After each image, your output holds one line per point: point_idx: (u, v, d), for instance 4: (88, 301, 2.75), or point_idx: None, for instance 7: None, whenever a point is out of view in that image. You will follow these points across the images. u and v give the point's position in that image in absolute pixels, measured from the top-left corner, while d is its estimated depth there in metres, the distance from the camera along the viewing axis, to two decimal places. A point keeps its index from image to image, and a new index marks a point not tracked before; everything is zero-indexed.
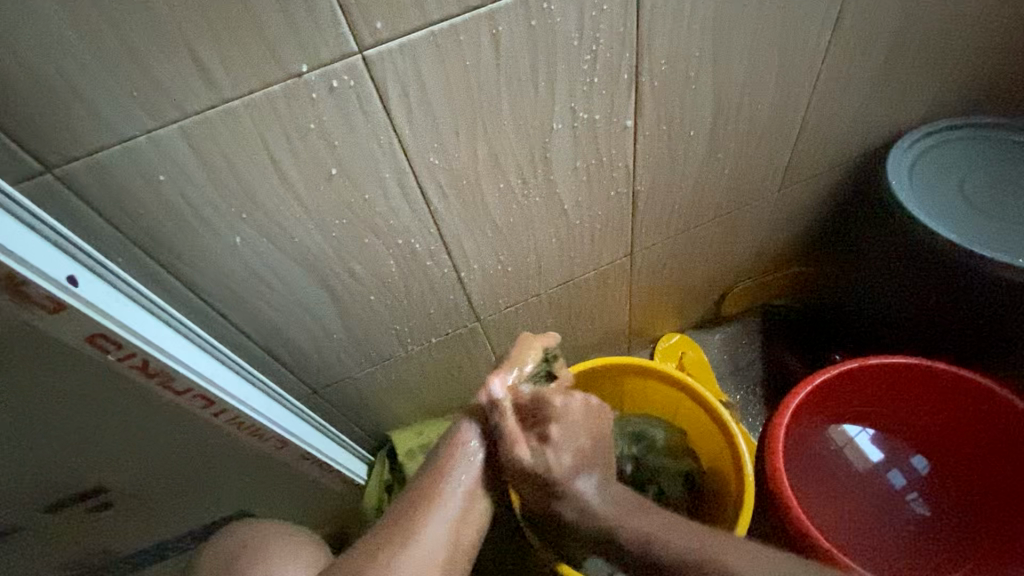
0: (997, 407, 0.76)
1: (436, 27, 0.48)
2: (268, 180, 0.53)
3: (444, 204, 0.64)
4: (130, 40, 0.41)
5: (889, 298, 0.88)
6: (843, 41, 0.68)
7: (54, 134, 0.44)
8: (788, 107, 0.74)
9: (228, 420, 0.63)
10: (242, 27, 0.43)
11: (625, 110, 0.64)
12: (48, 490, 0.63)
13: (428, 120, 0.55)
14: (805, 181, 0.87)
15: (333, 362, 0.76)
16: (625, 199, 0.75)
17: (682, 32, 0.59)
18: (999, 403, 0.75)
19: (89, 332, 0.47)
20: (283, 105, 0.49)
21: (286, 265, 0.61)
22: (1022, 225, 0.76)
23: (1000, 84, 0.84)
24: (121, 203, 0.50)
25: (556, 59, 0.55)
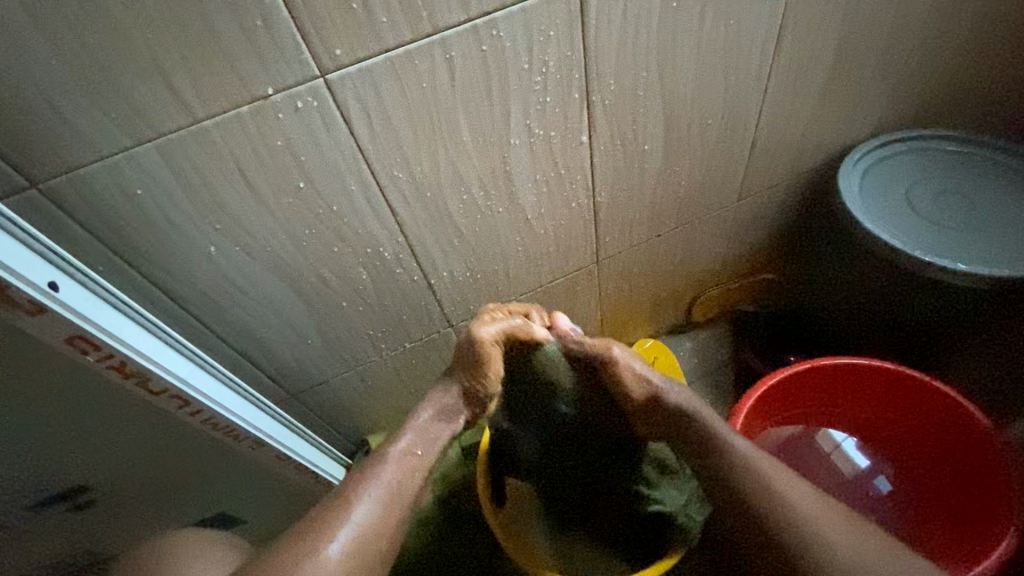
0: (964, 416, 0.78)
1: (391, 52, 0.53)
2: (240, 192, 0.57)
3: (410, 214, 0.68)
4: (108, 67, 0.46)
5: (848, 304, 0.91)
6: (785, 60, 0.73)
7: (38, 151, 0.48)
8: (739, 122, 0.78)
9: (204, 421, 0.66)
10: (211, 55, 0.47)
11: (579, 126, 0.68)
12: (31, 489, 0.66)
13: (391, 137, 0.59)
14: (763, 192, 0.91)
15: (310, 366, 0.80)
16: (586, 209, 0.79)
17: (628, 54, 0.63)
18: (965, 412, 0.78)
19: (69, 334, 0.51)
20: (251, 123, 0.53)
21: (260, 273, 0.65)
22: (962, 231, 0.80)
23: (945, 98, 0.88)
24: (101, 215, 0.54)
25: (508, 80, 0.60)
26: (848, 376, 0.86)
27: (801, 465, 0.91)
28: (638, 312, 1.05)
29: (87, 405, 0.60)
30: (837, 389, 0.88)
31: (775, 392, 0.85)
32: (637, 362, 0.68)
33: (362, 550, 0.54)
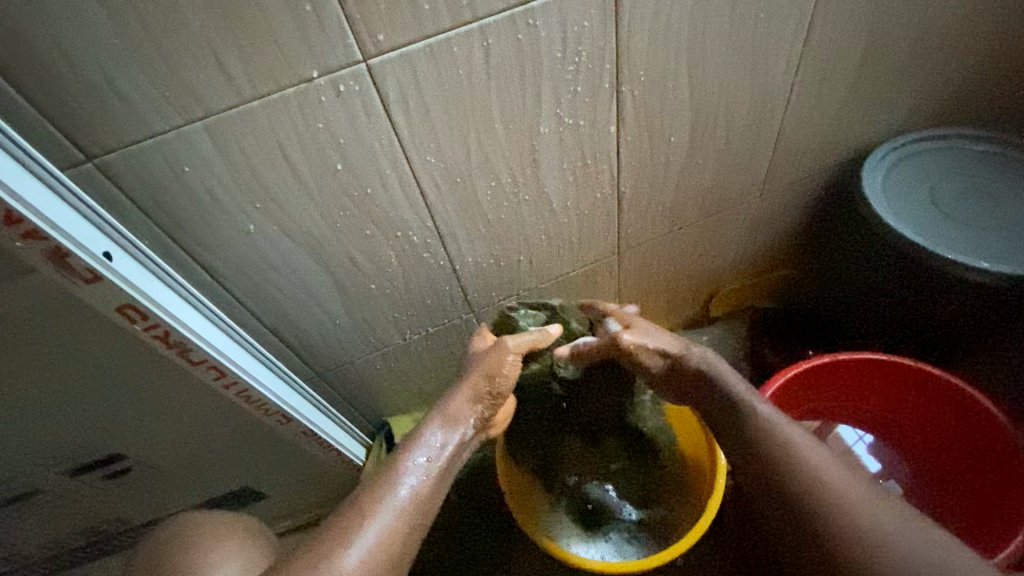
0: (984, 414, 0.79)
1: (431, 39, 0.54)
2: (281, 173, 0.59)
3: (440, 200, 0.70)
4: (165, 47, 0.48)
5: (869, 300, 0.91)
6: (813, 56, 0.73)
7: (96, 127, 0.51)
8: (765, 116, 0.79)
9: (237, 393, 0.68)
10: (262, 38, 0.49)
11: (608, 117, 0.69)
12: (73, 455, 0.69)
13: (426, 123, 0.61)
14: (785, 187, 0.92)
15: (336, 346, 0.82)
16: (610, 200, 0.80)
17: (658, 46, 0.64)
18: (985, 410, 0.79)
19: (118, 302, 0.53)
20: (295, 105, 0.55)
21: (294, 253, 0.67)
22: (985, 230, 0.80)
23: (972, 97, 0.88)
24: (151, 191, 0.56)
25: (542, 69, 0.61)
26: (863, 371, 0.86)
27: None
28: (656, 304, 1.06)
29: (129, 375, 0.62)
30: (853, 385, 0.89)
31: (793, 385, 0.86)
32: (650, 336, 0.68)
33: (386, 557, 0.52)
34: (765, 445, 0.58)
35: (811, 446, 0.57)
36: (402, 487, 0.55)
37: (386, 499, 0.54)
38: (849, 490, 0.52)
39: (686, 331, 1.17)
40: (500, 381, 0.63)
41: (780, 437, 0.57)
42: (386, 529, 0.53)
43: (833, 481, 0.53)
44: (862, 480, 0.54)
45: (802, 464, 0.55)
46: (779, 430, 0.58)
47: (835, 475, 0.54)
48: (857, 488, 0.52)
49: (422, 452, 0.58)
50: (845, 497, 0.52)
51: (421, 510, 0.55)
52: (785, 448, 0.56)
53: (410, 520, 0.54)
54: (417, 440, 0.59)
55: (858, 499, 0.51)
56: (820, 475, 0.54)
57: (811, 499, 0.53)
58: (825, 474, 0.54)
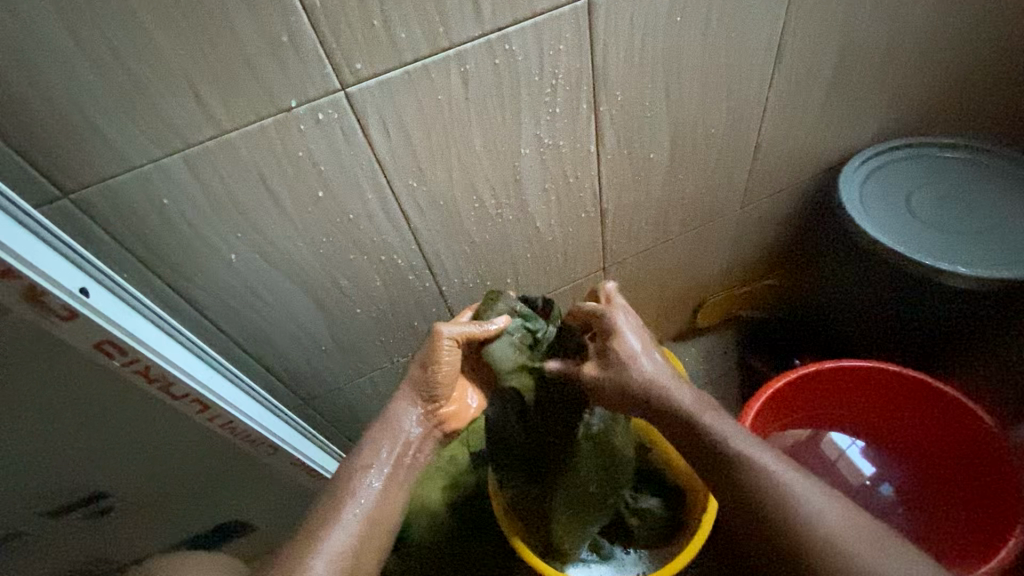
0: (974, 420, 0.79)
1: (409, 66, 0.55)
2: (263, 202, 0.59)
3: (425, 223, 0.70)
4: (142, 83, 0.48)
5: (854, 308, 0.92)
6: (784, 71, 0.75)
7: (73, 163, 0.51)
8: (742, 130, 0.80)
9: (223, 426, 0.66)
10: (240, 71, 0.50)
11: (588, 137, 0.70)
12: (52, 497, 0.67)
13: (408, 147, 0.61)
14: (766, 199, 0.93)
15: (323, 372, 0.81)
16: (594, 217, 0.81)
17: (634, 66, 0.66)
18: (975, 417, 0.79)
19: (98, 339, 0.52)
20: (275, 135, 0.55)
21: (278, 281, 0.67)
22: (959, 235, 0.82)
23: (941, 107, 0.91)
24: (130, 224, 0.56)
25: (520, 92, 0.62)
26: (853, 378, 0.87)
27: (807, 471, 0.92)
28: (644, 318, 1.07)
29: (110, 412, 0.61)
30: (841, 392, 0.89)
31: (782, 393, 0.86)
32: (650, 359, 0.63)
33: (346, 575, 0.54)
34: (740, 475, 0.56)
35: (805, 482, 0.54)
36: (351, 509, 0.58)
37: (335, 521, 0.56)
38: (848, 533, 0.50)
39: (676, 343, 1.17)
40: (439, 370, 0.63)
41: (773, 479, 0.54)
42: (343, 548, 0.55)
43: (830, 526, 0.51)
44: (847, 507, 0.52)
45: (800, 508, 0.52)
46: (774, 473, 0.55)
47: (831, 517, 0.51)
48: (843, 522, 0.51)
49: (372, 474, 0.60)
50: (841, 542, 0.50)
51: (374, 527, 0.58)
52: (780, 490, 0.53)
53: (363, 535, 0.57)
54: (364, 454, 0.62)
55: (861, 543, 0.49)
56: (815, 519, 0.51)
57: (808, 545, 0.51)
58: (807, 504, 0.52)
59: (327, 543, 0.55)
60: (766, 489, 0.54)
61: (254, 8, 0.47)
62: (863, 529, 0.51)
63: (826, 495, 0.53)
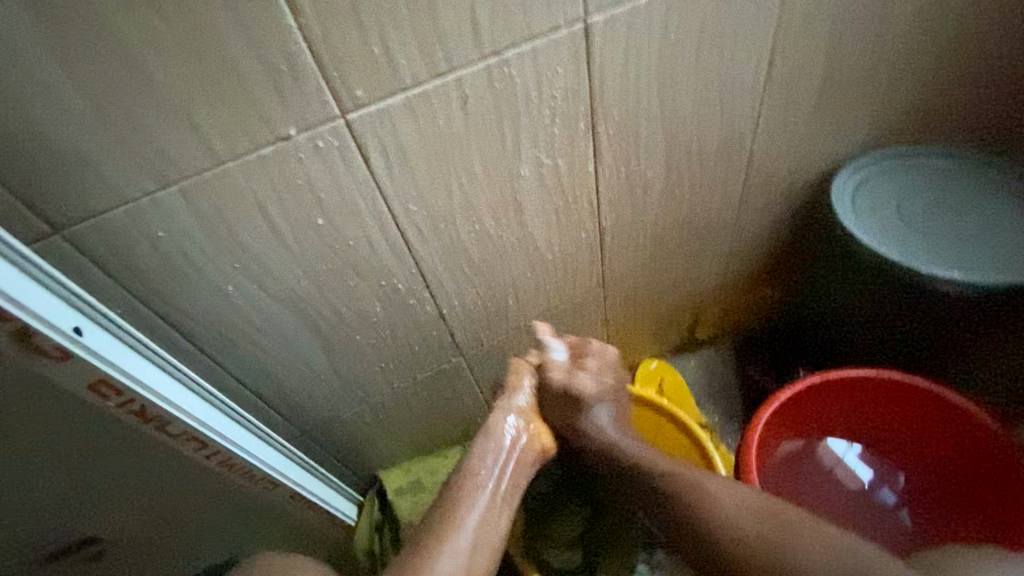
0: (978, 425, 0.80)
1: (408, 91, 0.55)
2: (260, 231, 0.58)
3: (424, 247, 0.69)
4: (136, 115, 0.47)
5: (850, 316, 0.93)
6: (775, 87, 0.77)
7: (63, 198, 0.49)
8: (736, 146, 0.81)
9: (222, 462, 0.64)
10: (237, 101, 0.49)
11: (585, 157, 0.70)
12: (41, 543, 0.64)
13: (408, 171, 0.61)
14: (760, 212, 0.94)
15: (323, 401, 0.79)
16: (593, 236, 0.81)
17: (630, 86, 0.66)
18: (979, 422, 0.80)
19: (93, 378, 0.50)
20: (273, 163, 0.54)
21: (276, 311, 0.65)
22: (950, 242, 0.84)
23: (924, 117, 0.93)
24: (124, 257, 0.54)
25: (519, 113, 0.62)
26: (852, 385, 0.87)
27: (802, 480, 0.91)
28: (643, 333, 1.06)
29: (105, 453, 0.58)
30: (838, 398, 0.89)
31: (784, 407, 0.86)
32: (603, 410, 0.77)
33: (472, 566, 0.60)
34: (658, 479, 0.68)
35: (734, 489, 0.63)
36: (470, 515, 0.64)
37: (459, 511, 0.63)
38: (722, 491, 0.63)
39: (675, 357, 1.17)
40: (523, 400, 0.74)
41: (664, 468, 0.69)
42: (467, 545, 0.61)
43: (729, 510, 0.61)
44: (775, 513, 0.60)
45: (709, 514, 0.62)
46: (699, 487, 0.65)
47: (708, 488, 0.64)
48: (755, 512, 0.60)
49: (483, 480, 0.67)
50: (743, 526, 0.59)
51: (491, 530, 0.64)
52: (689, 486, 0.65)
53: (479, 532, 0.63)
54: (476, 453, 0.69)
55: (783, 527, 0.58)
56: (729, 519, 0.60)
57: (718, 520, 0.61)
58: (722, 503, 0.62)
59: (452, 545, 0.60)
60: (701, 489, 0.64)
61: (252, 38, 0.46)
62: (767, 515, 0.60)
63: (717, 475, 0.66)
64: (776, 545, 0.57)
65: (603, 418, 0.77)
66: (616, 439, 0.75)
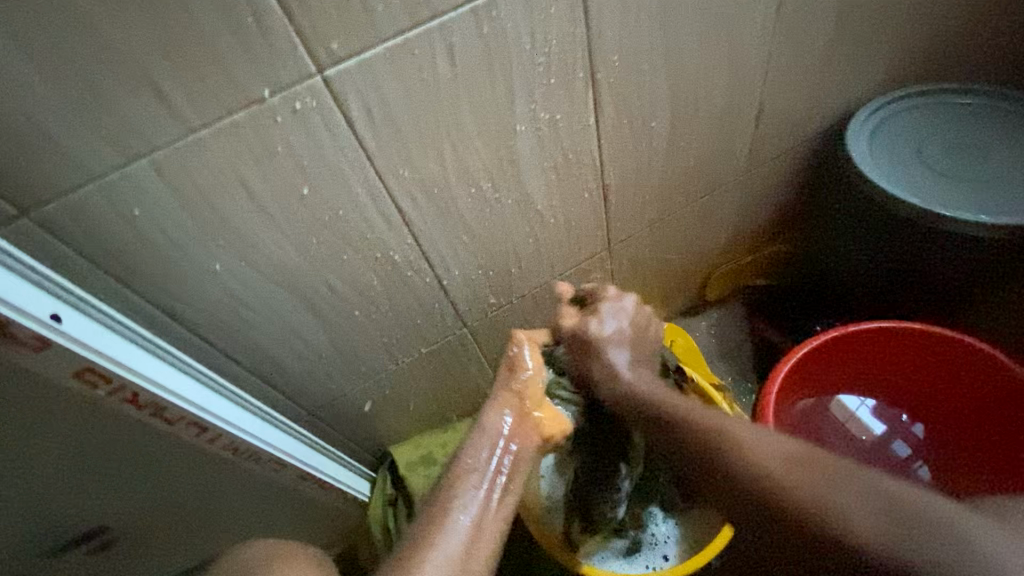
0: (1005, 377, 0.77)
1: (389, 42, 0.50)
2: (241, 205, 0.55)
3: (419, 214, 0.65)
4: (94, 83, 0.43)
5: (870, 268, 0.89)
6: (787, 22, 0.71)
7: (26, 178, 0.46)
8: (744, 91, 0.76)
9: (224, 446, 0.62)
10: (202, 63, 0.45)
11: (585, 107, 0.66)
12: (50, 533, 0.63)
13: (395, 133, 0.57)
14: (771, 161, 0.90)
15: (325, 380, 0.77)
16: (596, 194, 0.77)
17: (630, 27, 0.61)
18: (1006, 373, 0.76)
19: (77, 367, 0.48)
20: (250, 131, 0.50)
21: (268, 288, 0.62)
22: (977, 183, 0.79)
23: (948, 48, 0.86)
24: (100, 239, 0.51)
25: (511, 64, 0.57)
26: (866, 342, 0.84)
27: (816, 436, 0.89)
28: (652, 295, 1.03)
29: (105, 442, 0.57)
30: (849, 355, 0.86)
31: (802, 364, 0.84)
32: (619, 320, 0.73)
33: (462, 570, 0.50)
34: (710, 433, 0.57)
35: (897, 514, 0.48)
36: (461, 514, 0.54)
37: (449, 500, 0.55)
38: (803, 476, 0.50)
39: (685, 319, 1.14)
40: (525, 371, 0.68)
41: (757, 463, 0.53)
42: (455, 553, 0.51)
43: (768, 454, 0.53)
44: (797, 445, 0.54)
45: (734, 453, 0.55)
46: (728, 425, 0.57)
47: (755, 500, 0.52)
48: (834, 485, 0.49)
49: (474, 477, 0.58)
50: (780, 469, 0.52)
51: (484, 546, 0.52)
52: (739, 439, 0.56)
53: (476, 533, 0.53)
54: (464, 456, 0.60)
55: (841, 466, 0.50)
56: (760, 462, 0.53)
57: (762, 483, 0.52)
58: (756, 443, 0.54)
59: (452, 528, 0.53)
60: (724, 435, 0.56)
61: None
62: (805, 461, 0.52)
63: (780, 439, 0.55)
64: (826, 495, 0.48)
65: (621, 361, 0.71)
66: (634, 380, 0.69)
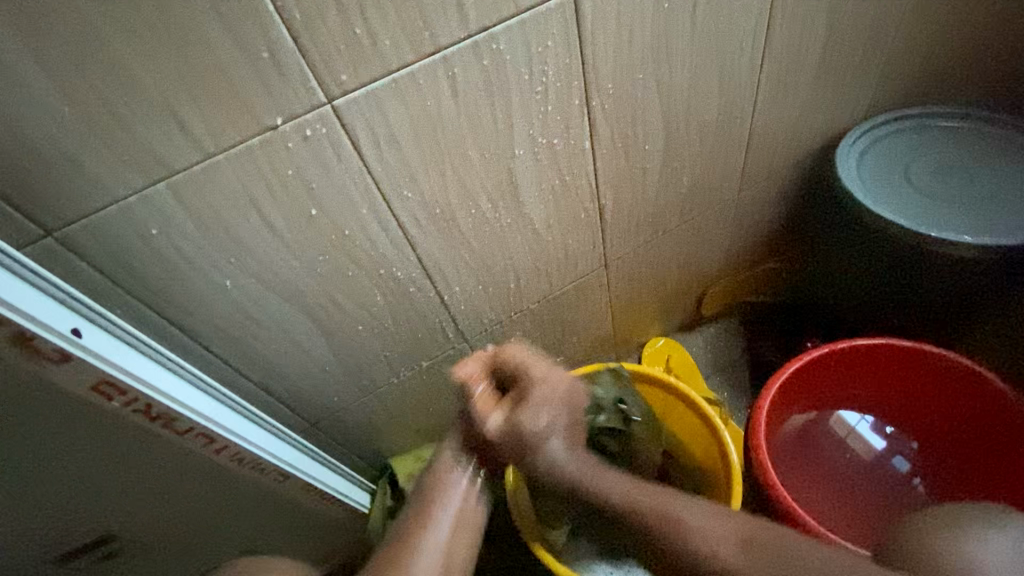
0: (996, 395, 0.78)
1: (395, 74, 0.53)
2: (253, 225, 0.57)
3: (421, 233, 0.68)
4: (119, 113, 0.46)
5: (860, 286, 0.91)
6: (774, 51, 0.74)
7: (51, 200, 0.49)
8: (735, 116, 0.79)
9: (230, 457, 0.64)
10: (220, 94, 0.48)
11: (581, 132, 0.69)
12: (58, 541, 0.64)
13: (399, 157, 0.60)
14: (763, 182, 0.92)
15: (328, 392, 0.79)
16: (593, 213, 0.80)
17: (623, 58, 0.64)
18: (996, 391, 0.78)
19: (94, 380, 0.50)
20: (262, 156, 0.53)
21: (276, 303, 0.65)
22: (962, 205, 0.81)
23: (934, 75, 0.89)
24: (119, 257, 0.54)
25: (510, 93, 0.60)
26: (859, 360, 0.87)
27: (815, 451, 0.91)
28: (649, 311, 1.05)
29: (117, 451, 0.59)
30: (844, 371, 0.88)
31: (794, 380, 0.85)
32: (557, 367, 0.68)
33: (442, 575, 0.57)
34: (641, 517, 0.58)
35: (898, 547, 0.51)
36: (435, 533, 0.60)
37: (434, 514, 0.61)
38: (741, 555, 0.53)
39: (681, 334, 1.16)
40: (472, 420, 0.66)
41: (699, 541, 0.54)
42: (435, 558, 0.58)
43: (706, 532, 0.55)
44: (727, 521, 0.56)
45: (693, 545, 0.54)
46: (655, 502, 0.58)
47: (730, 553, 0.53)
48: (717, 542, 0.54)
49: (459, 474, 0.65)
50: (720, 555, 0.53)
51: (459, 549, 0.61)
52: (681, 540, 0.55)
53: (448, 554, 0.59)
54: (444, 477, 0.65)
55: (770, 544, 0.53)
56: (700, 533, 0.55)
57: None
58: (695, 532, 0.55)
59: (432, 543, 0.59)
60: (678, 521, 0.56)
61: (232, 26, 0.45)
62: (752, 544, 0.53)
63: (713, 526, 0.55)
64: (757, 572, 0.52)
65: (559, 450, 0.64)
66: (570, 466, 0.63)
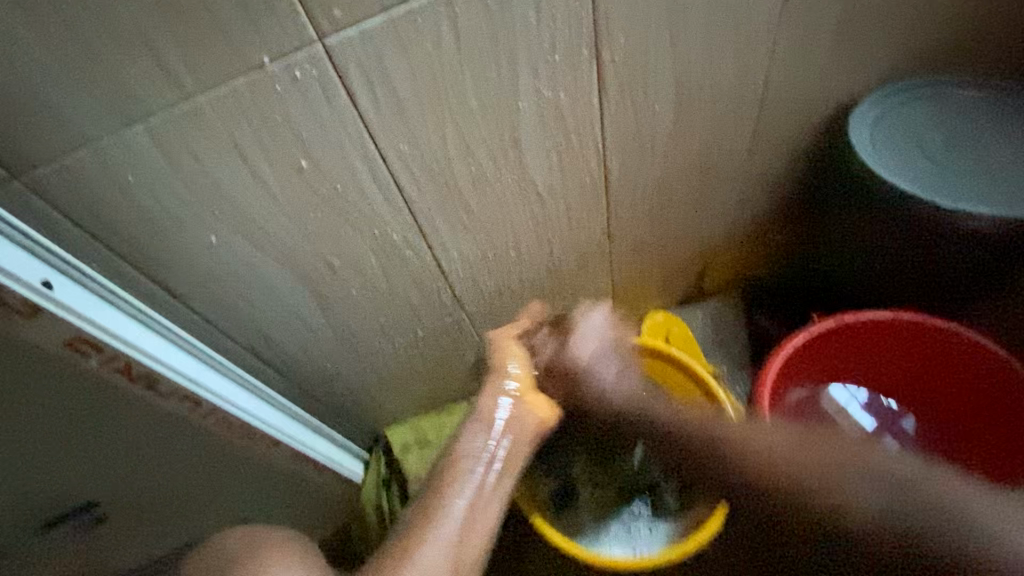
0: (996, 366, 0.78)
1: (393, 13, 0.49)
2: (239, 176, 0.54)
3: (418, 192, 0.64)
4: (89, 43, 0.42)
5: (868, 258, 0.89)
6: (795, 7, 0.70)
7: (17, 141, 0.45)
8: (750, 78, 0.75)
9: (218, 421, 0.62)
10: (201, 26, 0.44)
11: (589, 88, 0.65)
12: (40, 505, 0.62)
13: (396, 107, 0.56)
14: (772, 150, 0.89)
15: (320, 359, 0.77)
16: (598, 177, 0.76)
17: (637, 8, 0.60)
18: (997, 363, 0.78)
19: (67, 337, 0.47)
20: (249, 100, 0.49)
21: (265, 263, 0.62)
22: (977, 175, 0.79)
23: (955, 40, 0.86)
24: (94, 207, 0.50)
25: (516, 42, 0.56)
26: (866, 332, 0.85)
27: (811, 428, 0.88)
28: (650, 283, 1.03)
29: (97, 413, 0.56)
30: (845, 343, 0.86)
31: (799, 352, 0.84)
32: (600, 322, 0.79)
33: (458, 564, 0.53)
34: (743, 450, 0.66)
35: (909, 466, 0.58)
36: (459, 499, 0.57)
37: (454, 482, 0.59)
38: (806, 456, 0.62)
39: (680, 308, 1.14)
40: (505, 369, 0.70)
41: (760, 452, 0.65)
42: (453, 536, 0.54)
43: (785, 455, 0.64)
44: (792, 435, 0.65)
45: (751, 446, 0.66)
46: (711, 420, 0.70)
47: (779, 448, 0.64)
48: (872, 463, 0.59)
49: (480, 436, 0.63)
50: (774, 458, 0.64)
51: (479, 528, 0.56)
52: (742, 449, 0.66)
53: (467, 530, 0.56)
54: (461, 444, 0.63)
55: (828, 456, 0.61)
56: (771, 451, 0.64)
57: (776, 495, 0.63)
58: (771, 447, 0.65)
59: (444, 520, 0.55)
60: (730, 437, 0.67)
61: None
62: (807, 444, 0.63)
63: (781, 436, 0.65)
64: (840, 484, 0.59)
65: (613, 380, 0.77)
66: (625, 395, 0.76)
